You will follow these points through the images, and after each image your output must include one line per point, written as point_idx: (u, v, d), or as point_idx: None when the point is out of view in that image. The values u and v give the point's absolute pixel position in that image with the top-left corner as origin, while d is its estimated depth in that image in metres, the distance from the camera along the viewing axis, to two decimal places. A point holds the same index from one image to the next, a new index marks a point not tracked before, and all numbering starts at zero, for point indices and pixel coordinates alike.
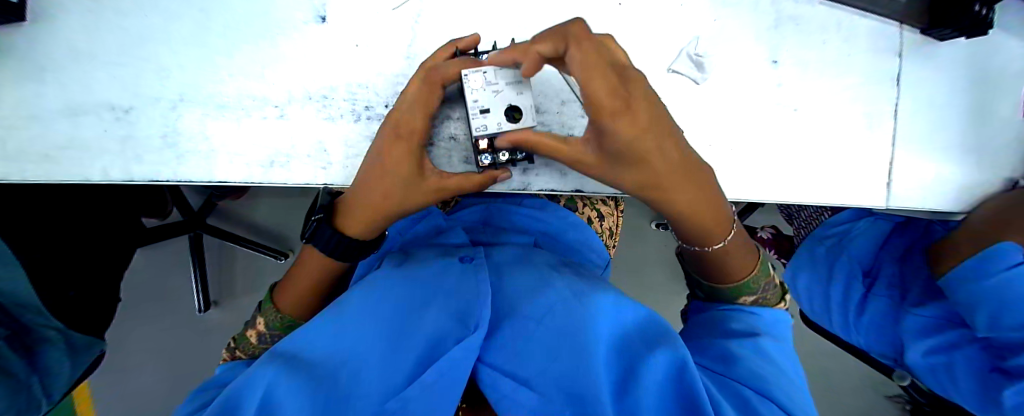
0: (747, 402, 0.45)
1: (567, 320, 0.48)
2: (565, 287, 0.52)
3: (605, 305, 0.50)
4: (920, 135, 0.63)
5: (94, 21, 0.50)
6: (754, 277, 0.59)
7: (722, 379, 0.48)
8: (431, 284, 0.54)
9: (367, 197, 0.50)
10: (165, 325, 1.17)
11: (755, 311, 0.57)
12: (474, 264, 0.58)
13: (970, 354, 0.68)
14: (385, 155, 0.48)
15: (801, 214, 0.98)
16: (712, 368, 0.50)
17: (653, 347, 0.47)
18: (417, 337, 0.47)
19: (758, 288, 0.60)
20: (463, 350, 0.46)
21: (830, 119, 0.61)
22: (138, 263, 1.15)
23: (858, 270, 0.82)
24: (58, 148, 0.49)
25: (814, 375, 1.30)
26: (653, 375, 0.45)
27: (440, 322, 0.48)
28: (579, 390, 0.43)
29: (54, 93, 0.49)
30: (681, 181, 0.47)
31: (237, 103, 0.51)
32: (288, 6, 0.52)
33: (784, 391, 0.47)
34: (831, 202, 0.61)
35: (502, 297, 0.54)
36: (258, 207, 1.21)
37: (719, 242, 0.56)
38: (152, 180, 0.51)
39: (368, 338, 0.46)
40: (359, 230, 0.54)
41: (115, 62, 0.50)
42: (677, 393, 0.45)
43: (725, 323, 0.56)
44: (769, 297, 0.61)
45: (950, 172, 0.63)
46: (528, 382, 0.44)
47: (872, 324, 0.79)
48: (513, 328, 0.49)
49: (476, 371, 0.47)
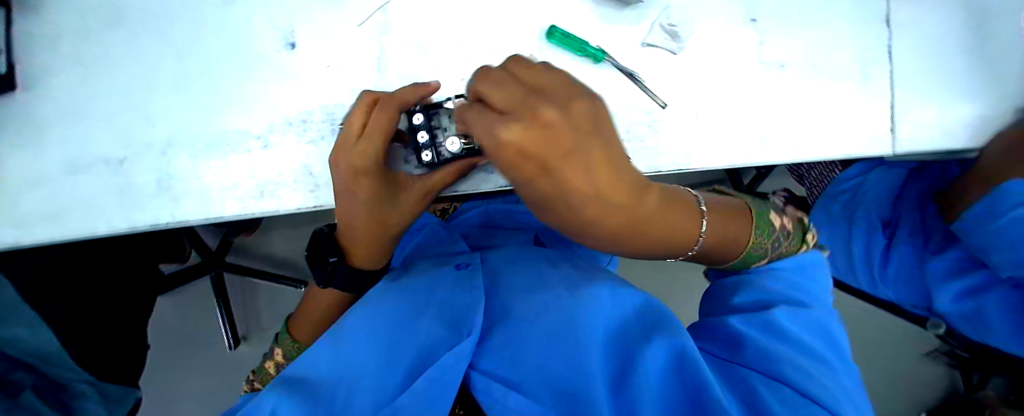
0: (753, 389, 0.42)
1: (561, 313, 0.46)
2: (559, 282, 0.50)
3: (601, 295, 0.48)
4: (921, 73, 0.60)
5: (82, 80, 0.52)
6: (754, 243, 0.50)
7: (732, 366, 0.45)
8: (423, 295, 0.51)
9: (366, 230, 0.53)
10: (196, 365, 1.19)
11: (773, 264, 0.52)
12: (468, 271, 0.55)
13: (1001, 294, 0.67)
14: (353, 191, 0.49)
15: (813, 172, 0.94)
16: (720, 355, 0.47)
17: (650, 335, 0.45)
18: (410, 347, 0.45)
19: (765, 250, 0.51)
20: (455, 354, 0.42)
21: (821, 71, 0.59)
22: (167, 308, 1.19)
23: (877, 222, 0.78)
24: (61, 207, 0.51)
25: (855, 341, 1.24)
26: (651, 364, 0.42)
27: (431, 331, 0.46)
28: (570, 386, 0.41)
29: (53, 153, 0.51)
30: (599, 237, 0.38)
31: (222, 140, 0.52)
32: (260, 39, 0.53)
33: (798, 367, 0.43)
34: (835, 156, 0.59)
35: (495, 301, 0.51)
36: (271, 239, 1.23)
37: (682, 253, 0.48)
38: (153, 225, 0.52)
39: (367, 352, 0.45)
40: (367, 260, 0.58)
41: (106, 117, 0.52)
42: (679, 384, 0.42)
43: (731, 298, 0.51)
44: (784, 245, 0.52)
45: (960, 105, 0.60)
46: (519, 386, 0.42)
47: (899, 274, 0.77)
48: (506, 331, 0.46)
49: (469, 379, 0.44)
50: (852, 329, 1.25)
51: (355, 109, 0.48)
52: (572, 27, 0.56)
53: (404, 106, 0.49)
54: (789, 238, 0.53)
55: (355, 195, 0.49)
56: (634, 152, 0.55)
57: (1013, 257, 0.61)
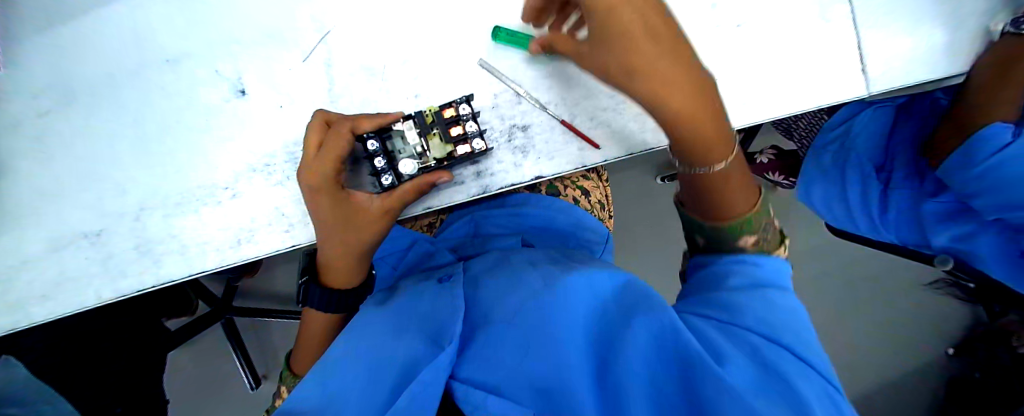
0: (759, 350, 0.37)
1: (544, 314, 0.42)
2: (538, 279, 0.47)
3: (577, 286, 0.44)
4: (882, 10, 0.58)
5: (45, 161, 0.52)
6: (757, 214, 0.47)
7: (731, 329, 0.40)
8: (408, 316, 0.49)
9: (336, 252, 0.53)
10: (223, 408, 1.21)
11: (760, 261, 0.45)
12: (449, 284, 0.53)
13: (995, 238, 0.65)
14: (315, 212, 0.50)
15: (799, 124, 0.92)
16: (712, 317, 0.41)
17: (630, 317, 0.41)
18: (393, 366, 0.42)
19: (760, 228, 0.47)
20: (433, 370, 0.39)
21: (777, 25, 0.58)
22: (185, 361, 1.21)
23: (869, 167, 0.76)
24: (49, 286, 0.51)
25: (869, 284, 1.23)
26: (635, 344, 0.38)
27: (414, 347, 0.43)
28: (546, 382, 0.38)
29: (31, 236, 0.51)
30: (649, 44, 0.44)
31: (191, 196, 0.52)
32: (210, 91, 0.53)
33: (798, 339, 0.39)
34: (805, 109, 0.58)
35: (474, 310, 0.48)
36: (274, 277, 1.24)
37: (718, 166, 0.46)
38: (140, 289, 0.52)
39: (356, 379, 0.42)
40: (341, 279, 0.57)
41: (76, 193, 0.52)
42: (668, 371, 0.38)
43: (723, 282, 0.44)
44: (770, 240, 0.48)
45: (930, 36, 0.58)
46: (499, 389, 0.39)
47: (899, 218, 0.74)
48: (486, 343, 0.43)
49: (451, 390, 0.41)
50: (865, 273, 1.23)
51: (312, 132, 0.48)
52: (517, 25, 0.55)
53: (349, 130, 0.48)
54: (777, 233, 0.50)
55: (318, 216, 0.50)
56: (602, 138, 0.55)
57: (997, 199, 0.59)
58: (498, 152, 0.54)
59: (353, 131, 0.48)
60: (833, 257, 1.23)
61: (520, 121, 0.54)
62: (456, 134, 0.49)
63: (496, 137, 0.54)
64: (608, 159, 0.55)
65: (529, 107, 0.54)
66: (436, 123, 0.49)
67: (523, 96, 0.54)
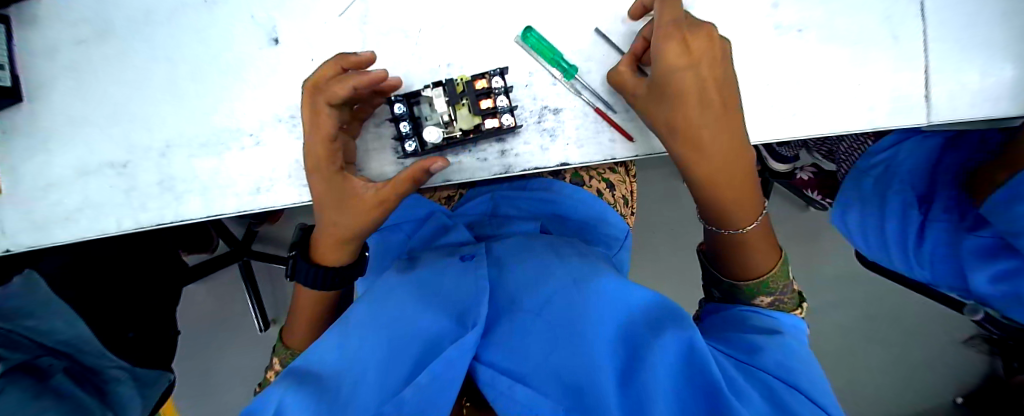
0: (775, 392, 0.39)
1: (569, 310, 0.41)
2: (566, 272, 0.45)
3: (603, 286, 0.43)
4: (955, 34, 0.54)
5: (80, 88, 0.53)
6: (773, 276, 0.54)
7: (750, 369, 0.42)
8: (432, 280, 0.48)
9: (330, 231, 0.53)
10: (237, 347, 1.25)
11: (775, 314, 0.50)
12: (474, 261, 0.51)
13: None
14: (312, 186, 0.50)
15: (841, 145, 0.87)
16: (736, 356, 0.44)
17: (658, 330, 0.40)
18: (415, 339, 0.41)
19: (776, 290, 0.55)
20: (458, 349, 0.39)
21: (840, 35, 0.54)
22: (199, 298, 1.25)
23: (912, 198, 0.72)
24: (75, 209, 0.53)
25: (892, 318, 1.18)
26: (662, 355, 0.38)
27: (437, 322, 0.42)
28: (575, 380, 0.37)
29: (61, 159, 0.53)
30: (700, 111, 0.46)
31: (216, 138, 0.53)
32: (242, 38, 0.53)
33: (818, 386, 0.40)
34: (858, 128, 0.54)
35: (497, 294, 0.46)
36: (292, 227, 1.27)
37: (741, 229, 0.53)
38: (159, 224, 0.53)
39: (374, 343, 0.41)
40: (335, 257, 0.57)
41: (105, 124, 0.53)
42: (688, 385, 0.38)
43: (745, 323, 0.49)
44: (787, 301, 0.55)
45: (1002, 66, 0.53)
46: (526, 379, 0.38)
47: (936, 252, 0.70)
48: (511, 324, 0.42)
49: (474, 372, 0.40)
50: (890, 307, 1.18)
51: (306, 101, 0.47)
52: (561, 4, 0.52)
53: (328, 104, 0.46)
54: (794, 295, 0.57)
55: (314, 190, 0.50)
56: (635, 132, 0.53)
57: None
58: (525, 132, 0.52)
59: (328, 103, 0.46)
60: (856, 282, 1.19)
61: (551, 104, 0.52)
62: (487, 106, 0.48)
63: (524, 117, 0.52)
64: (639, 154, 0.53)
65: (563, 90, 0.52)
66: (466, 91, 0.48)
67: (559, 79, 0.52)
